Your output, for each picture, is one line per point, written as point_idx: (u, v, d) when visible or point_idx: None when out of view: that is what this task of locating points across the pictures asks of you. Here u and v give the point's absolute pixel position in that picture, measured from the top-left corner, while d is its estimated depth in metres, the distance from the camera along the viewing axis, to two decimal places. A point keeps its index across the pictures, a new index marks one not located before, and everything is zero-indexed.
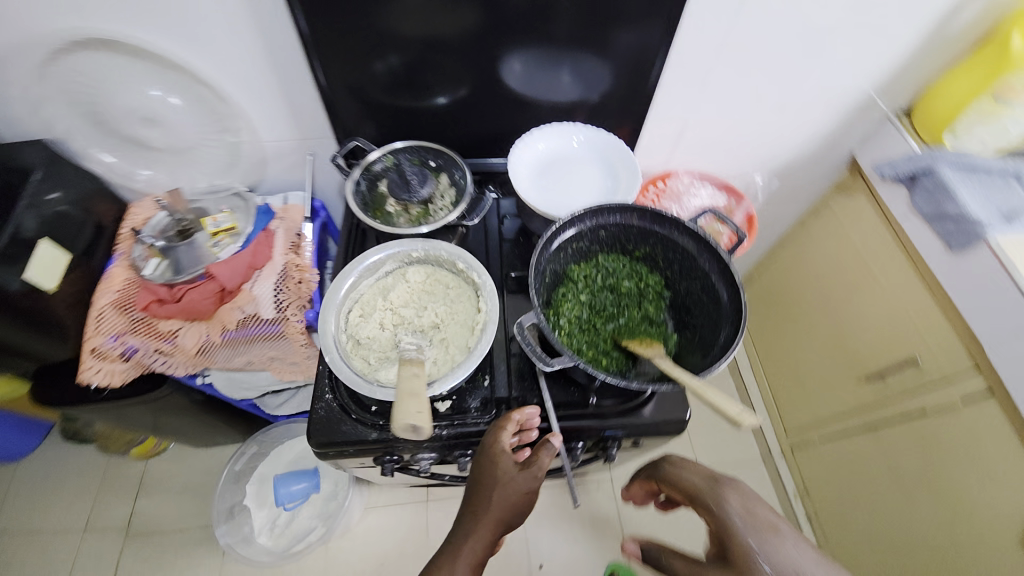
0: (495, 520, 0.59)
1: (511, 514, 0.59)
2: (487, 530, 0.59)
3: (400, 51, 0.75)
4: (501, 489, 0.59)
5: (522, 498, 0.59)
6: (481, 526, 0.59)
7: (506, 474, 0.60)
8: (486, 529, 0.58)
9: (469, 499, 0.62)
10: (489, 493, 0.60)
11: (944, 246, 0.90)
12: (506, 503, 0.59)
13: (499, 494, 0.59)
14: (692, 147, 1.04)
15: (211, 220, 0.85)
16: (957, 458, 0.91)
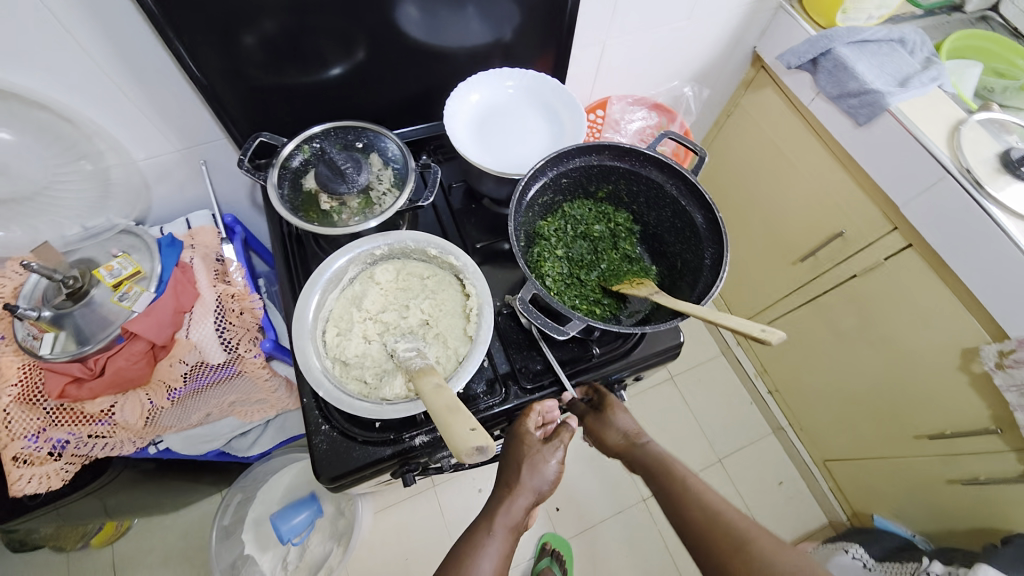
0: (530, 490, 0.57)
1: (543, 483, 0.58)
2: (524, 500, 0.56)
3: (282, 18, 0.63)
4: (531, 458, 0.59)
5: (552, 463, 0.59)
6: (514, 495, 0.56)
7: (535, 444, 0.61)
8: (521, 498, 0.56)
9: (500, 479, 0.60)
10: (521, 463, 0.59)
11: (850, 122, 0.97)
12: (535, 473, 0.58)
13: (530, 462, 0.58)
14: (612, 71, 1.01)
15: (105, 270, 0.70)
16: (887, 306, 1.05)
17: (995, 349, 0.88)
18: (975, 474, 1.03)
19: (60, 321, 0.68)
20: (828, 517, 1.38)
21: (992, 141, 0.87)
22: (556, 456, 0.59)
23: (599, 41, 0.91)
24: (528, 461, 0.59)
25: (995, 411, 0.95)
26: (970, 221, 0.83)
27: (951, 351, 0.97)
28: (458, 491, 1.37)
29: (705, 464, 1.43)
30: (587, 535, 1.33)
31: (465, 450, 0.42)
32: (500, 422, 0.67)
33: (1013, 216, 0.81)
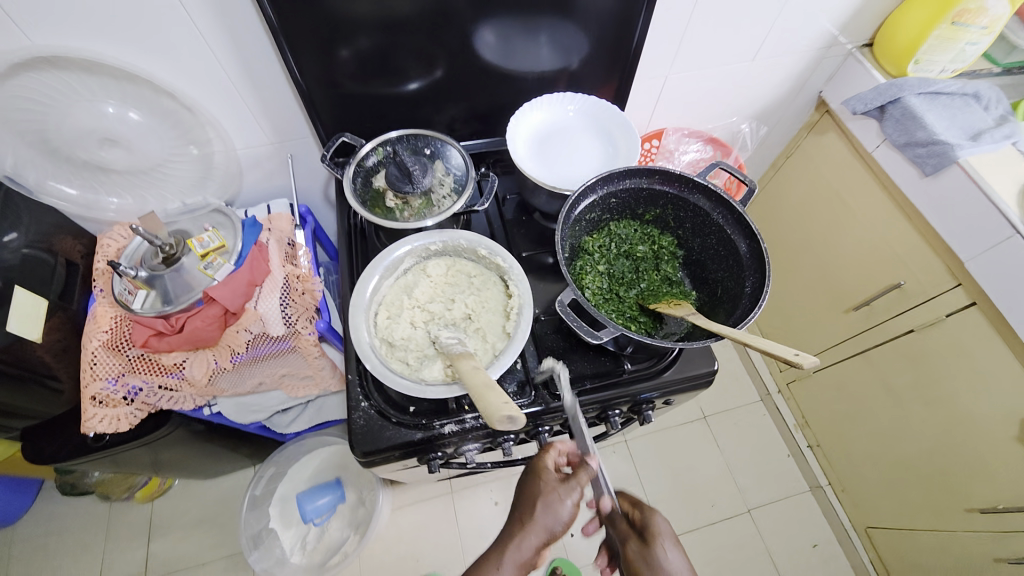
0: (542, 529, 0.53)
1: (558, 523, 0.53)
2: (534, 540, 0.52)
3: (379, 35, 0.71)
4: (549, 494, 0.54)
5: (569, 503, 0.54)
6: (525, 530, 0.52)
7: (553, 479, 0.56)
8: (531, 536, 0.52)
9: (514, 512, 0.56)
10: (535, 498, 0.54)
11: (916, 171, 0.95)
12: (550, 509, 0.53)
13: (544, 500, 0.54)
14: (671, 104, 1.05)
15: (197, 241, 0.79)
16: (946, 366, 0.99)
17: None
18: None
19: (153, 282, 0.78)
20: None
21: None
22: (574, 496, 0.54)
23: (662, 75, 0.95)
24: (545, 497, 0.54)
25: None
26: None
27: (1015, 423, 0.90)
28: (474, 500, 1.38)
29: (732, 512, 1.37)
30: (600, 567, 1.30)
31: (494, 414, 0.47)
32: (527, 424, 0.70)
33: None
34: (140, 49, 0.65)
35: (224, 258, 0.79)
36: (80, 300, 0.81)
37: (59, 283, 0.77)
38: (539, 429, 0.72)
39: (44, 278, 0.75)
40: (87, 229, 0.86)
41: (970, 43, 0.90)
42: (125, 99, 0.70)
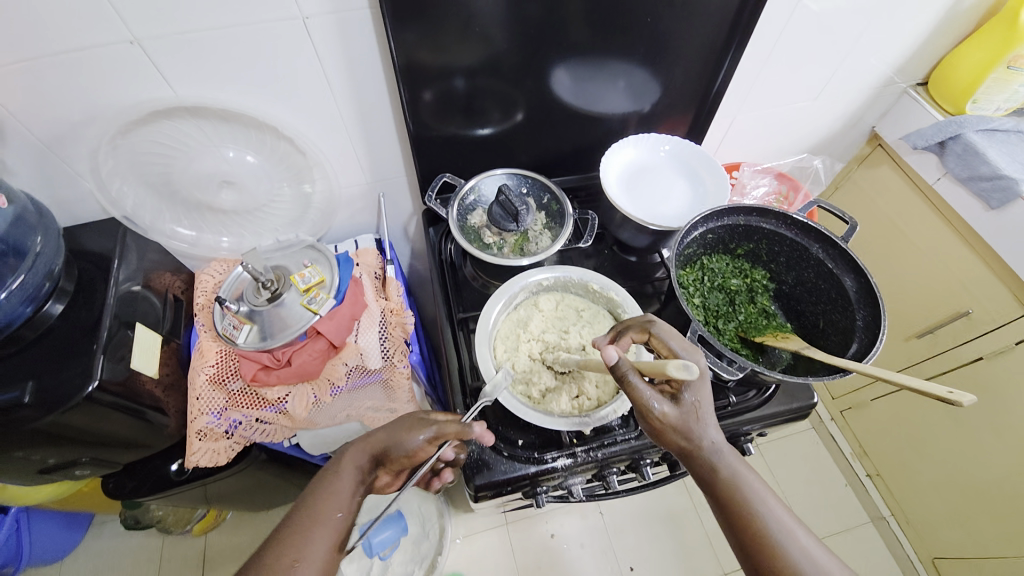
0: (377, 449, 0.57)
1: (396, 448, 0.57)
2: (363, 457, 0.56)
3: (485, 77, 0.76)
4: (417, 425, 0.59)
5: (417, 440, 0.57)
6: (357, 449, 0.57)
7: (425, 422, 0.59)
8: (359, 455, 0.56)
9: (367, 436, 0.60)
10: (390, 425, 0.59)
11: (980, 205, 0.98)
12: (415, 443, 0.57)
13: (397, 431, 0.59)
14: (734, 141, 1.09)
15: (299, 277, 0.81)
16: (1022, 395, 0.99)
17: None
18: None
19: (254, 316, 0.79)
20: None
21: None
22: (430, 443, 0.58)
23: (731, 115, 1.00)
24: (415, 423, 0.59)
25: None
26: None
27: None
28: (531, 532, 1.34)
29: None
30: None
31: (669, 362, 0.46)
32: (636, 455, 0.71)
33: None
34: (271, 98, 0.70)
35: (326, 293, 0.80)
36: (184, 335, 0.83)
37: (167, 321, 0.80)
38: (642, 460, 0.72)
39: (151, 315, 0.77)
40: (185, 265, 0.88)
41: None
42: (247, 144, 0.74)
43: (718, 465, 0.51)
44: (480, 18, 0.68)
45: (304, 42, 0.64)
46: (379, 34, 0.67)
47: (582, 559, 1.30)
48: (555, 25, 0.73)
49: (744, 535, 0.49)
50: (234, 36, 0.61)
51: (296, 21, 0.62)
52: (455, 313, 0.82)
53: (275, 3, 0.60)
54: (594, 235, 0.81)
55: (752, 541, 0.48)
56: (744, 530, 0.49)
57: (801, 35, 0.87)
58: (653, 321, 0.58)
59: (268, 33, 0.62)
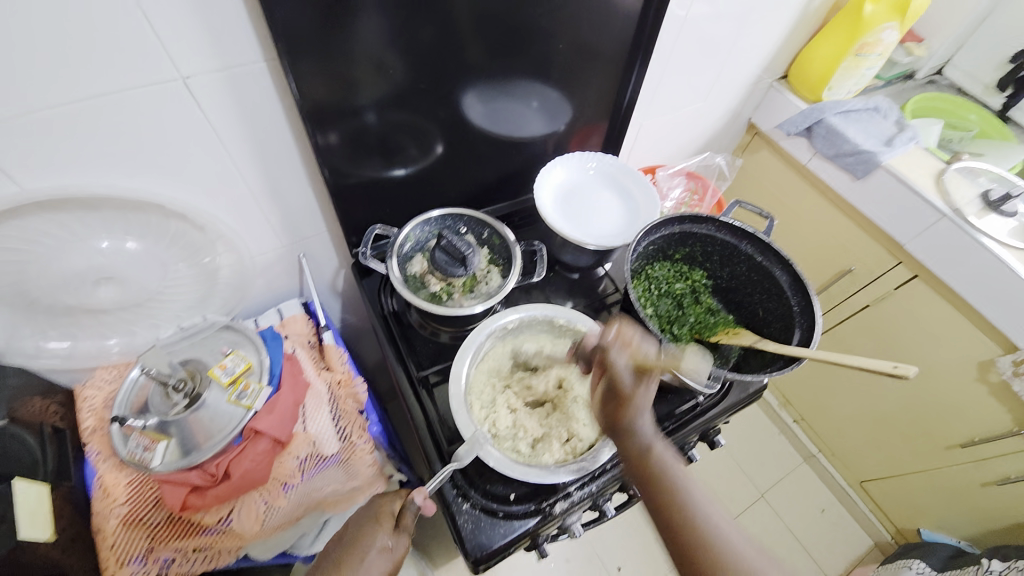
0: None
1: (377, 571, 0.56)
2: None
3: (399, 115, 0.71)
4: (367, 533, 0.59)
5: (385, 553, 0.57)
6: None
7: (377, 525, 0.60)
8: None
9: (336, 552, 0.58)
10: (365, 543, 0.58)
11: (847, 176, 1.13)
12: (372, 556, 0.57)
13: (371, 549, 0.57)
14: (643, 146, 1.15)
15: (219, 369, 0.69)
16: (905, 332, 1.16)
17: (1009, 360, 0.99)
18: (1008, 475, 1.10)
19: (168, 428, 0.66)
20: (874, 540, 1.42)
21: (970, 185, 1.05)
22: (388, 544, 0.58)
23: (639, 122, 1.05)
24: (366, 531, 0.59)
25: (1017, 416, 1.04)
26: (968, 247, 0.97)
27: (968, 366, 1.07)
28: (517, 562, 1.30)
29: (750, 500, 1.45)
30: None
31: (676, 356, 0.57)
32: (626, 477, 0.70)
33: (1002, 243, 0.96)
34: (150, 172, 0.59)
35: (257, 381, 0.70)
36: (76, 471, 0.67)
37: (50, 460, 0.64)
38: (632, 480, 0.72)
39: (30, 459, 0.61)
40: (59, 381, 0.71)
41: (867, 68, 1.12)
42: (126, 229, 0.62)
43: (644, 450, 0.53)
44: (390, 58, 0.64)
45: (187, 104, 0.55)
46: (277, 86, 0.60)
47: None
48: (468, 58, 0.70)
49: (661, 507, 0.51)
50: (94, 108, 0.50)
51: (174, 82, 0.53)
52: (414, 371, 0.75)
53: (143, 63, 0.50)
54: (543, 266, 0.80)
55: (667, 509, 0.50)
56: (660, 502, 0.51)
57: (691, 45, 0.94)
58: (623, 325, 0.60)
59: (139, 100, 0.52)
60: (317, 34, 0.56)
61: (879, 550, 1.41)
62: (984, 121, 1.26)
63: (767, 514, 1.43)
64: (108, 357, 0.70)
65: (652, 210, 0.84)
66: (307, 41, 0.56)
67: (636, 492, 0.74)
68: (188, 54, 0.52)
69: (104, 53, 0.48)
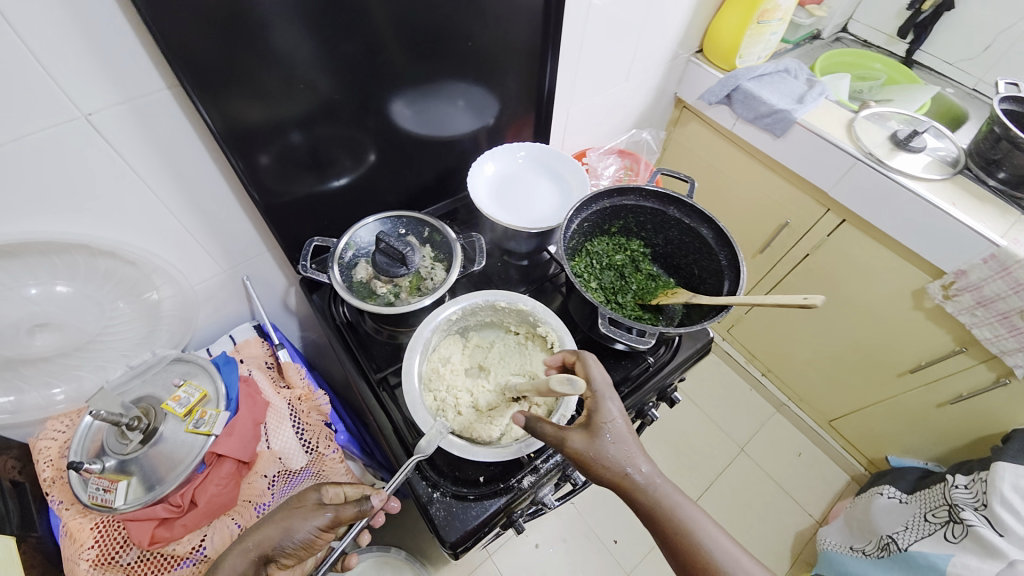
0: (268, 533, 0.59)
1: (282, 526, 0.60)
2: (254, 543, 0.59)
3: (325, 130, 0.72)
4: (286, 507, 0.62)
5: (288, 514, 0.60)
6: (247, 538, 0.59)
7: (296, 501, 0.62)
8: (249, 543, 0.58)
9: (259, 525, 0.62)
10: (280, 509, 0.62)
11: (768, 135, 1.19)
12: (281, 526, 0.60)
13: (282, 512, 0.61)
14: (575, 130, 1.19)
15: (174, 402, 0.69)
16: (841, 274, 1.23)
17: (938, 285, 1.05)
18: (958, 393, 1.17)
19: (127, 467, 0.65)
20: (849, 473, 1.49)
21: (880, 129, 1.12)
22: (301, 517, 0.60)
23: (566, 107, 1.09)
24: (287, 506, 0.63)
25: (953, 334, 1.11)
26: (886, 187, 1.04)
27: (904, 296, 1.14)
28: (515, 553, 1.32)
29: (731, 456, 1.50)
30: (652, 556, 1.33)
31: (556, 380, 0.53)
32: None
33: (914, 177, 1.03)
34: (70, 211, 0.59)
35: (214, 408, 0.70)
36: (41, 522, 0.67)
37: (12, 515, 0.63)
38: None
39: None
40: (12, 437, 0.70)
41: (771, 33, 1.19)
42: (54, 273, 0.62)
43: (660, 504, 0.55)
44: (303, 74, 0.64)
45: (96, 142, 0.56)
46: (186, 112, 0.60)
47: (570, 554, 1.33)
48: (392, 64, 0.72)
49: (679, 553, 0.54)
50: (3, 157, 0.51)
51: (77, 120, 0.53)
52: (372, 374, 0.76)
53: (40, 106, 0.50)
54: (482, 255, 0.82)
55: (692, 557, 0.54)
56: (683, 545, 0.54)
57: (603, 29, 0.97)
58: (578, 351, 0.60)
59: (46, 143, 0.52)
60: (227, 61, 0.57)
61: (855, 483, 1.47)
62: (890, 68, 1.36)
63: (749, 467, 1.49)
64: (56, 407, 0.68)
65: (582, 188, 0.88)
66: (215, 71, 0.57)
67: None
68: (87, 91, 0.52)
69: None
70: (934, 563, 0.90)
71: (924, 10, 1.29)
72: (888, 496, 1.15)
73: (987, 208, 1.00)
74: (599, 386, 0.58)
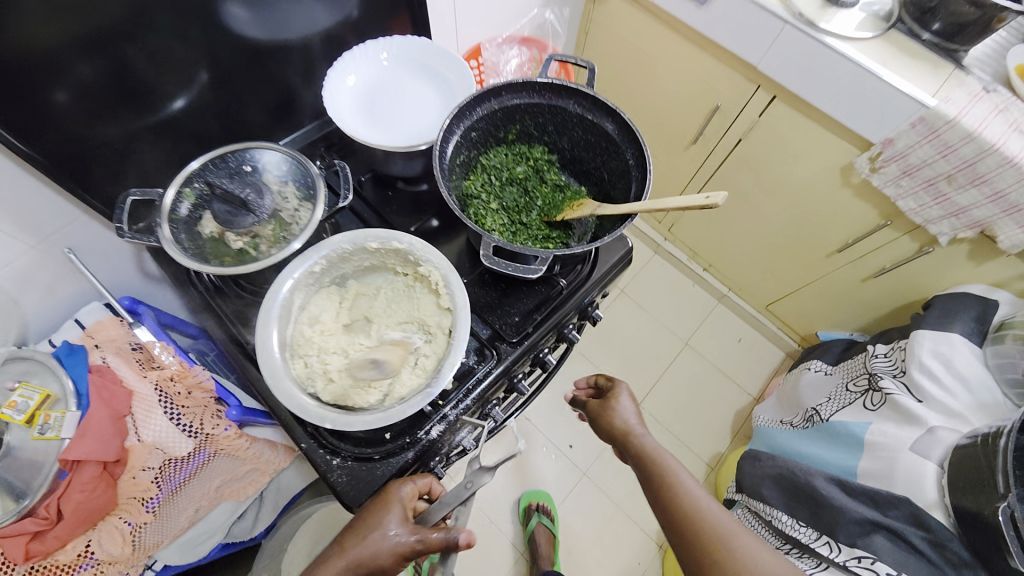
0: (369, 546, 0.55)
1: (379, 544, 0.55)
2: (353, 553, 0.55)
3: (95, 51, 0.53)
4: (383, 510, 0.56)
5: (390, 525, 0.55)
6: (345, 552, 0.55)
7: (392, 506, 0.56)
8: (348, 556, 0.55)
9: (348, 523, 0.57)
10: (371, 514, 0.56)
11: (692, 3, 1.03)
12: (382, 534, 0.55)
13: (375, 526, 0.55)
14: (468, 18, 0.99)
15: (7, 410, 0.56)
16: (774, 158, 1.16)
17: (865, 158, 1.00)
18: (883, 266, 1.18)
19: None
20: (784, 350, 1.56)
21: None
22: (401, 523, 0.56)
23: None
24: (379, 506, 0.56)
25: (881, 209, 1.08)
26: (817, 53, 0.93)
27: (833, 173, 1.09)
28: None
29: (676, 352, 1.54)
30: (606, 456, 1.39)
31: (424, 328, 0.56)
32: (503, 380, 0.68)
33: (847, 38, 0.92)
34: None
35: (62, 409, 0.59)
36: None
37: None
38: (515, 378, 0.71)
39: None
40: None
41: None
42: None
43: (652, 454, 0.65)
44: None
45: None
46: None
47: (526, 467, 1.37)
48: None
49: (676, 518, 0.59)
50: None
51: None
52: (249, 342, 0.67)
53: None
54: (349, 184, 0.67)
55: (683, 517, 0.58)
56: (675, 504, 0.60)
57: None
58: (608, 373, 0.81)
59: None
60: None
61: (789, 358, 1.55)
62: None
63: (692, 360, 1.53)
64: None
65: (466, 87, 0.73)
66: None
67: (523, 388, 0.74)
68: None
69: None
70: (853, 432, 0.94)
71: None
72: (815, 369, 1.19)
73: (920, 65, 0.91)
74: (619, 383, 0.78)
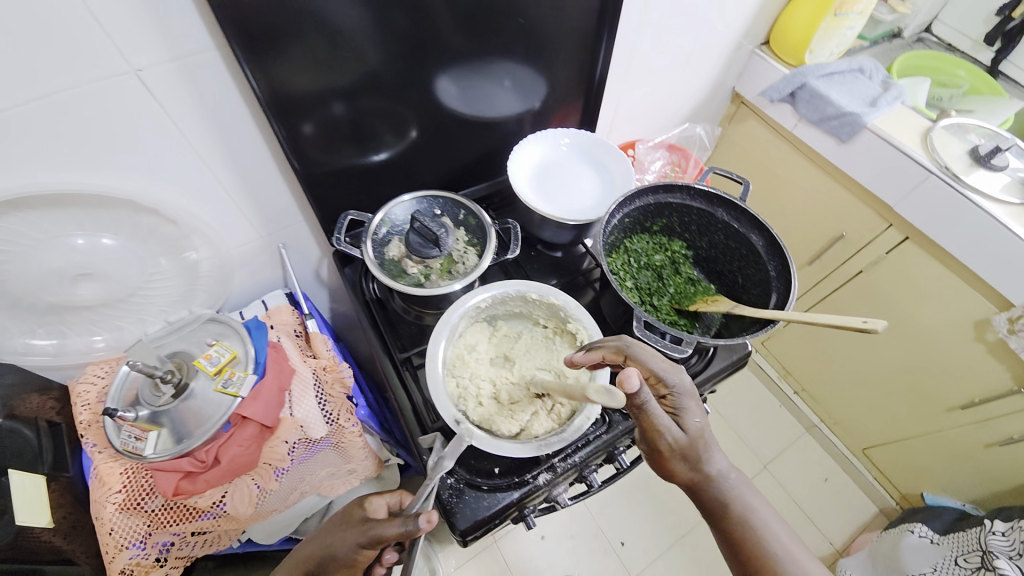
0: None
1: None
2: None
3: (360, 102, 0.69)
4: None
5: None
6: None
7: None
8: None
9: None
10: None
11: (833, 140, 1.11)
12: None
13: None
14: (623, 120, 1.14)
15: (205, 359, 0.71)
16: (897, 296, 1.15)
17: (1004, 317, 0.97)
18: (1012, 434, 1.09)
19: (159, 419, 0.68)
20: (878, 505, 1.42)
21: (960, 141, 1.02)
22: None
23: (616, 95, 1.04)
24: None
25: (1016, 373, 1.02)
26: (959, 207, 0.95)
27: (964, 325, 1.05)
28: (520, 541, 1.33)
29: (753, 472, 1.45)
30: (660, 564, 1.31)
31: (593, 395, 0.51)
32: (609, 448, 0.71)
33: (991, 198, 0.94)
34: (124, 170, 0.59)
35: (242, 370, 0.72)
36: (74, 463, 0.71)
37: (48, 454, 0.67)
38: (617, 450, 0.74)
39: (27, 459, 0.64)
40: (54, 378, 0.73)
41: (848, 28, 1.09)
42: (100, 226, 0.62)
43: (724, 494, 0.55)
44: (350, 43, 0.62)
45: (144, 98, 0.55)
46: (235, 78, 0.59)
47: (576, 550, 1.32)
48: (429, 39, 0.68)
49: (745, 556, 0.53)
50: (53, 106, 0.50)
51: (127, 76, 0.52)
52: (398, 354, 0.76)
53: (95, 61, 0.50)
54: (518, 243, 0.79)
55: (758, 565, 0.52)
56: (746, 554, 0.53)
57: (663, 15, 0.92)
58: (627, 342, 0.59)
59: (96, 97, 0.52)
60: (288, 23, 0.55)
61: (883, 515, 1.40)
62: (974, 76, 1.22)
63: (770, 486, 1.43)
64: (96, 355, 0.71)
65: (622, 166, 0.85)
66: (258, 35, 0.55)
67: (622, 462, 0.76)
68: (140, 46, 0.51)
69: (39, 57, 0.47)
70: None
71: (1013, 18, 1.15)
72: (919, 534, 1.08)
73: None
74: (661, 371, 0.57)
